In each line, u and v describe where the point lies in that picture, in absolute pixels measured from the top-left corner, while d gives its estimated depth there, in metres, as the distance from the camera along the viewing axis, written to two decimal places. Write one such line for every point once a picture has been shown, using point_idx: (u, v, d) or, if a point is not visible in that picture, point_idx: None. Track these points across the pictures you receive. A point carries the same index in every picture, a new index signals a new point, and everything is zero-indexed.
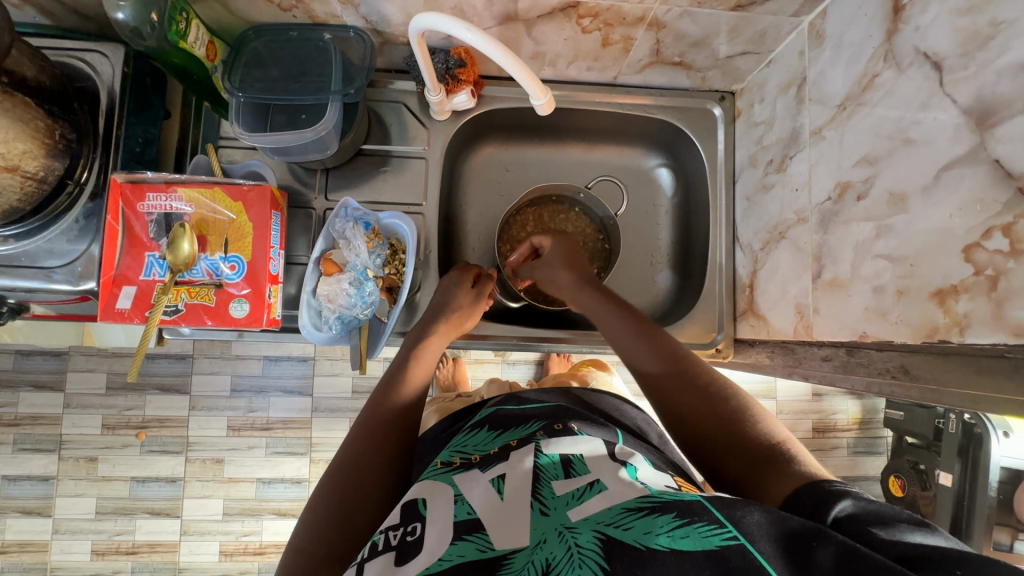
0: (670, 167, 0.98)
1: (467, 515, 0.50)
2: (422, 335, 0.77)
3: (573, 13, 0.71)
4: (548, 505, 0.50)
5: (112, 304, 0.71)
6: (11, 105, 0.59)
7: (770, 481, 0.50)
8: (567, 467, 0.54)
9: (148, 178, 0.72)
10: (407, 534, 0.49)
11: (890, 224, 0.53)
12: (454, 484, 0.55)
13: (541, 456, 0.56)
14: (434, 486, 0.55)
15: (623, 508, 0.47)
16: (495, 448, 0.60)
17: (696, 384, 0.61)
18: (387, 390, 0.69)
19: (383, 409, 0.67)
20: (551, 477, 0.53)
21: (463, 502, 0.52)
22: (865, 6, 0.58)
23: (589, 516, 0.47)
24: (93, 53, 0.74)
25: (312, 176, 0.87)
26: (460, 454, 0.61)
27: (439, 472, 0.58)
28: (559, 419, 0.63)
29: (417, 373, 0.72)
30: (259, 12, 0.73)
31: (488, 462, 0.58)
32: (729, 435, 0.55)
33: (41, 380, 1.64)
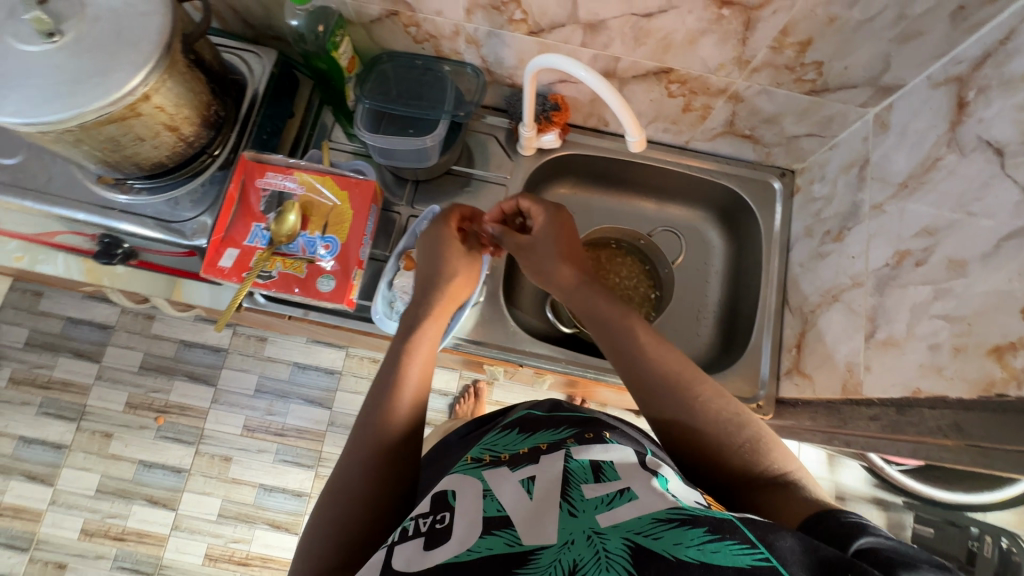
0: (725, 231, 1.05)
1: (494, 511, 0.50)
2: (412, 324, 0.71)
3: (665, 77, 0.81)
4: (577, 507, 0.49)
5: (216, 261, 0.79)
6: (190, 77, 0.70)
7: (781, 507, 0.52)
8: (597, 472, 0.52)
9: (272, 159, 0.83)
10: (436, 522, 0.51)
11: (948, 287, 0.58)
12: (483, 479, 0.56)
13: (571, 460, 0.54)
14: (462, 479, 0.57)
15: (653, 517, 0.45)
16: (523, 448, 0.60)
17: (702, 398, 0.61)
18: (381, 401, 0.63)
19: (377, 426, 0.61)
20: (581, 480, 0.52)
21: (491, 498, 0.52)
22: (931, 101, 0.67)
23: (618, 523, 0.46)
24: (252, 54, 0.87)
25: (400, 187, 0.96)
26: (491, 452, 0.62)
27: (469, 467, 0.59)
28: (592, 427, 0.61)
29: (414, 376, 0.65)
30: (395, 40, 0.86)
31: (516, 462, 0.57)
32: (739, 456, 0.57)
33: (81, 349, 1.70)
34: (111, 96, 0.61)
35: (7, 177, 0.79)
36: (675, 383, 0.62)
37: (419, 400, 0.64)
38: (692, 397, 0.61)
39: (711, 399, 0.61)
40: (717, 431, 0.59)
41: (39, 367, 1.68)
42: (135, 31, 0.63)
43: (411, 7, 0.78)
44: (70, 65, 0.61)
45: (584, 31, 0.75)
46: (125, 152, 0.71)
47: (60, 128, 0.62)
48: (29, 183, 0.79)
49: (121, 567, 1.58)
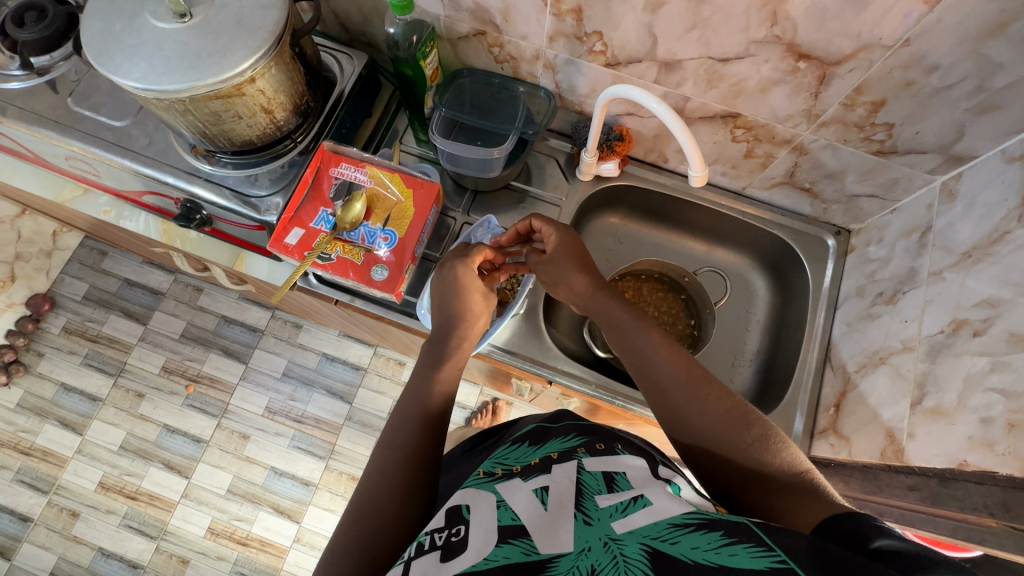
0: (771, 281, 1.04)
1: (509, 521, 0.52)
2: (451, 328, 0.78)
3: (732, 122, 0.83)
4: (592, 516, 0.51)
5: (282, 237, 0.83)
6: (291, 67, 0.77)
7: (799, 508, 0.53)
8: (610, 483, 0.55)
9: (348, 152, 0.88)
10: (452, 535, 0.52)
11: (1007, 360, 0.56)
12: (496, 491, 0.57)
13: (584, 471, 0.57)
14: (477, 493, 0.58)
15: (669, 523, 0.47)
16: (534, 459, 0.62)
17: (720, 406, 0.61)
18: (419, 390, 0.73)
19: (414, 412, 0.71)
20: (594, 492, 0.54)
21: (505, 509, 0.53)
22: (1003, 175, 0.66)
23: (634, 529, 0.48)
24: (344, 55, 0.95)
25: (459, 195, 1.01)
26: (502, 466, 0.63)
27: (481, 481, 0.60)
28: (601, 436, 0.63)
29: (449, 372, 0.75)
30: (477, 58, 0.92)
31: (528, 473, 0.59)
32: (754, 462, 0.58)
33: (132, 310, 1.80)
34: (224, 75, 0.67)
35: (112, 138, 0.87)
36: (692, 386, 0.63)
37: (452, 391, 0.75)
38: (708, 406, 0.61)
39: (728, 408, 0.61)
40: (731, 439, 0.59)
41: (91, 321, 1.78)
42: (254, 21, 0.70)
43: (498, 28, 0.83)
44: (193, 44, 0.68)
45: (659, 68, 0.78)
46: (222, 128, 0.77)
47: (174, 97, 0.69)
48: (128, 144, 0.87)
49: (127, 526, 1.61)
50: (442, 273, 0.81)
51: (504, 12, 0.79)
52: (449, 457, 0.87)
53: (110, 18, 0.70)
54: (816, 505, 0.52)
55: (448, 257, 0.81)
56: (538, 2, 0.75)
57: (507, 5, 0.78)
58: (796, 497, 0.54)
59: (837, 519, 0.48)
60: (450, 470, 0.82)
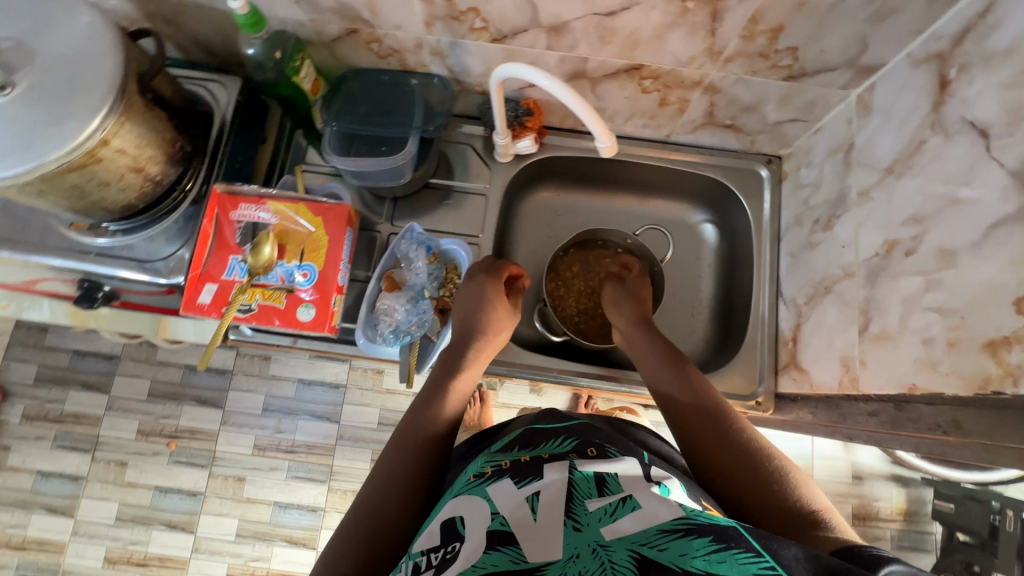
0: (715, 223, 1.02)
1: (498, 526, 0.49)
2: (468, 340, 0.77)
3: (637, 74, 0.78)
4: (581, 522, 0.49)
5: (194, 298, 0.78)
6: (151, 117, 0.70)
7: (810, 536, 0.50)
8: (601, 486, 0.52)
9: (244, 190, 0.81)
10: (446, 553, 0.49)
11: (939, 278, 0.55)
12: (488, 497, 0.53)
13: (575, 472, 0.54)
14: (468, 500, 0.54)
15: (658, 528, 0.46)
16: (524, 458, 0.60)
17: (739, 437, 0.62)
18: (432, 396, 0.70)
19: (424, 418, 0.67)
20: (584, 495, 0.51)
21: (496, 514, 0.51)
22: (912, 81, 0.63)
23: (623, 536, 0.46)
24: (214, 83, 0.86)
25: (380, 203, 0.95)
26: (492, 463, 0.60)
27: (472, 486, 0.57)
28: (592, 442, 0.61)
29: (463, 383, 0.73)
30: (359, 57, 0.84)
31: (520, 474, 0.56)
32: (772, 494, 0.55)
33: (91, 381, 1.71)
34: (67, 146, 0.60)
35: None
36: (715, 419, 0.65)
37: (462, 408, 0.71)
38: (729, 435, 0.62)
39: (748, 441, 0.61)
40: (747, 468, 0.58)
41: (50, 402, 1.69)
42: (88, 77, 0.62)
43: (369, 23, 0.76)
44: (27, 115, 0.61)
45: (547, 34, 0.72)
46: (92, 199, 0.70)
47: (21, 182, 0.61)
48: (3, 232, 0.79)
49: None
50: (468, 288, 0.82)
51: (369, 5, 0.72)
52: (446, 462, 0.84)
53: None
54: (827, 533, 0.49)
55: (480, 273, 0.84)
56: None
57: None
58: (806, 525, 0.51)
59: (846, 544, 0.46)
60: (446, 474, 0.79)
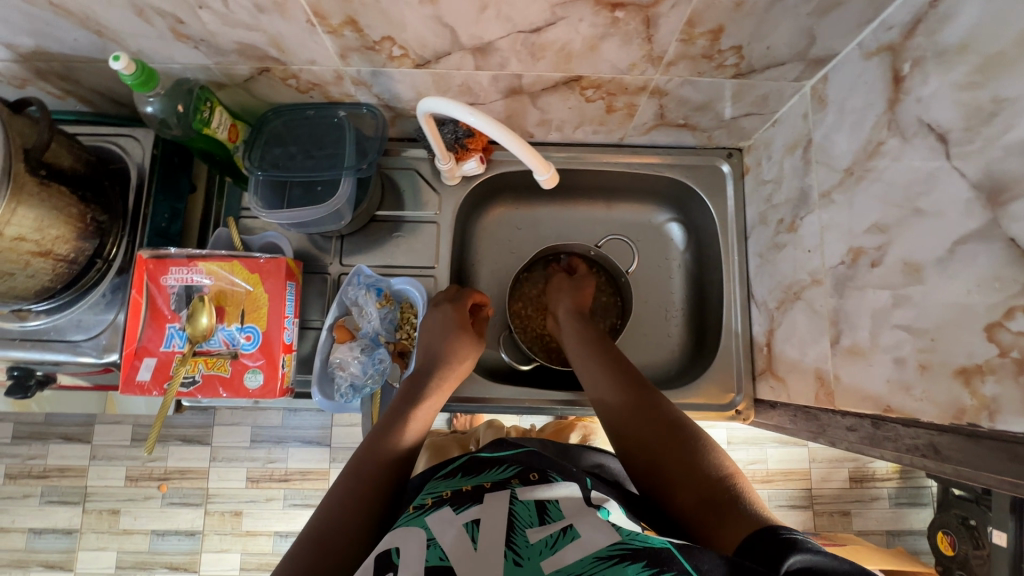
0: (680, 222, 0.98)
1: (437, 560, 0.44)
2: (430, 369, 0.74)
3: (577, 85, 0.73)
4: (522, 555, 0.44)
5: (133, 376, 0.73)
6: (50, 194, 0.64)
7: (718, 516, 0.49)
8: (543, 513, 0.48)
9: (172, 254, 0.75)
10: None
11: (907, 294, 0.52)
12: (427, 527, 0.48)
13: (516, 502, 0.49)
14: (406, 532, 0.49)
15: (595, 556, 0.43)
16: (466, 486, 0.54)
17: (655, 418, 0.63)
18: (392, 423, 0.66)
19: (384, 446, 0.63)
20: (525, 524, 0.47)
21: (435, 546, 0.46)
22: (865, 75, 0.59)
23: (562, 568, 0.42)
24: (125, 137, 0.80)
25: (327, 242, 0.90)
26: (431, 494, 0.54)
27: (410, 516, 0.51)
28: (536, 467, 0.55)
29: (424, 412, 0.69)
30: (278, 95, 0.77)
31: (460, 502, 0.51)
32: (683, 470, 0.56)
33: (70, 433, 1.65)
34: None
35: None
36: (641, 410, 0.65)
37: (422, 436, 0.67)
38: (643, 415, 0.64)
39: (664, 421, 0.62)
40: (662, 449, 0.59)
41: (32, 458, 1.64)
42: None
43: (280, 61, 0.69)
44: None
45: (473, 56, 0.66)
46: None
47: None
48: None
49: None
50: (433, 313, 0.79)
51: (274, 43, 0.65)
52: None
53: None
54: (738, 512, 0.49)
55: (441, 298, 0.80)
56: (302, 25, 0.61)
57: (272, 35, 0.64)
58: (719, 505, 0.51)
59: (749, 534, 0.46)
60: None
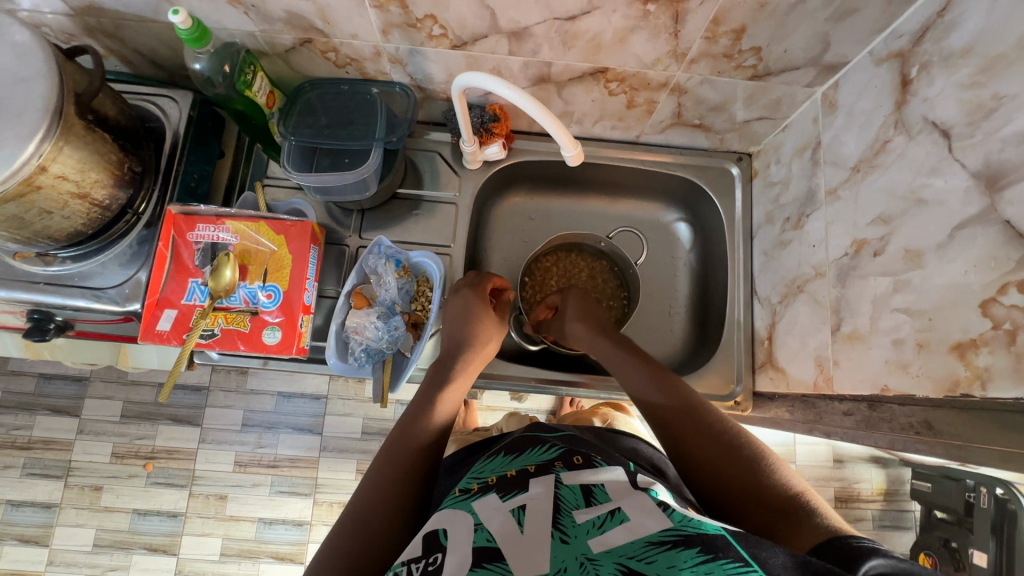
0: (689, 222, 1.02)
1: (484, 542, 0.47)
2: (453, 354, 0.77)
3: (602, 77, 0.77)
4: (569, 534, 0.47)
5: (153, 325, 0.75)
6: (93, 139, 0.66)
7: (795, 530, 0.49)
8: (589, 496, 0.51)
9: (200, 211, 0.77)
10: (428, 565, 0.47)
11: (907, 279, 0.55)
12: (473, 511, 0.52)
13: (561, 486, 0.53)
14: (453, 514, 0.52)
15: (646, 541, 0.45)
16: (510, 471, 0.57)
17: (707, 428, 0.61)
18: (420, 409, 0.68)
19: (413, 432, 0.65)
20: (571, 506, 0.50)
21: (482, 529, 0.49)
22: (875, 80, 0.63)
23: (611, 549, 0.45)
24: (163, 98, 0.82)
25: (347, 217, 0.92)
26: (477, 480, 0.58)
27: (457, 499, 0.55)
28: (579, 450, 0.59)
29: (452, 397, 0.72)
30: (316, 68, 0.81)
31: (506, 488, 0.54)
32: (748, 486, 0.54)
33: (59, 405, 1.61)
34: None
35: None
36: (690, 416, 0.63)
37: (452, 417, 0.70)
38: (694, 426, 0.62)
39: (719, 432, 0.60)
40: (722, 462, 0.57)
41: (16, 429, 1.60)
42: (18, 100, 0.58)
43: (323, 33, 0.73)
44: None
45: (508, 40, 0.70)
46: (32, 228, 0.66)
47: None
48: None
49: None
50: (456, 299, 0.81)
51: (321, 15, 0.69)
52: None
53: None
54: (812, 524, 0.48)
55: (463, 286, 0.83)
56: None
57: (320, 6, 0.67)
58: (791, 519, 0.50)
59: (828, 544, 0.45)
60: None
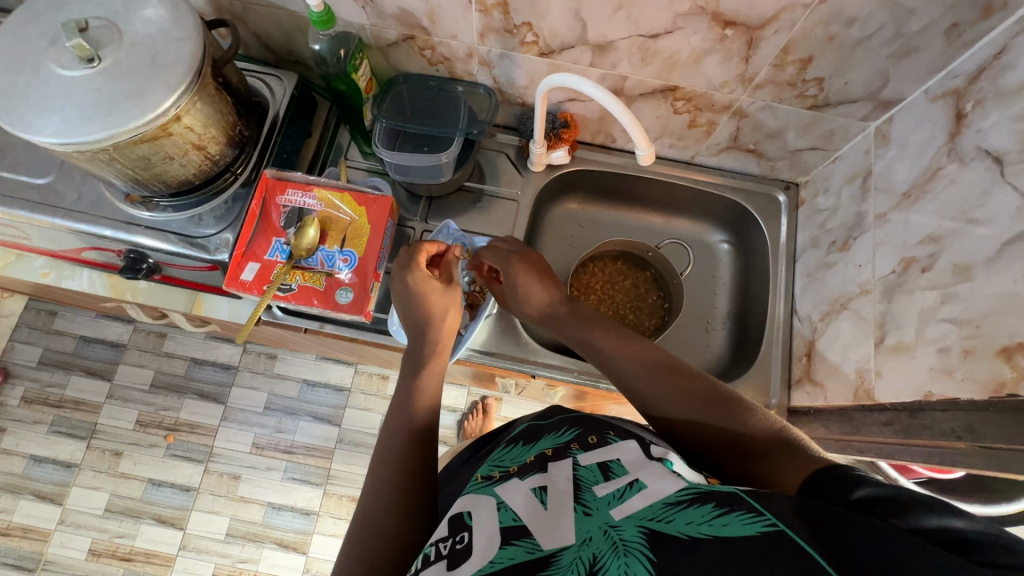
0: (732, 243, 1.07)
1: (511, 521, 0.51)
2: (422, 337, 0.75)
3: (671, 95, 0.84)
4: (591, 506, 0.50)
5: (237, 274, 0.81)
6: (218, 99, 0.74)
7: (784, 469, 0.51)
8: (606, 472, 0.54)
9: (293, 177, 0.85)
10: (456, 543, 0.51)
11: (955, 292, 0.59)
12: (495, 494, 0.56)
13: (579, 467, 0.56)
14: (477, 498, 0.57)
15: (663, 502, 0.47)
16: (530, 457, 0.62)
17: (679, 391, 0.61)
18: (401, 403, 0.68)
19: (399, 430, 0.66)
20: (591, 483, 0.53)
21: (506, 509, 0.53)
22: (930, 114, 0.69)
23: (632, 514, 0.47)
24: (272, 77, 0.91)
25: (415, 203, 0.99)
26: (500, 468, 0.63)
27: (480, 486, 0.60)
28: (596, 429, 0.62)
29: (431, 379, 0.71)
30: (411, 63, 0.89)
31: (524, 471, 0.59)
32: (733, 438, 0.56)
33: (93, 367, 1.65)
34: (144, 117, 0.64)
35: (39, 197, 0.82)
36: (658, 376, 0.63)
37: (435, 402, 0.70)
38: (667, 391, 0.62)
39: (691, 391, 0.61)
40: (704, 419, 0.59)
41: (50, 386, 1.63)
42: (170, 56, 0.67)
43: (427, 31, 0.81)
44: (110, 87, 0.65)
45: (592, 52, 0.78)
46: (154, 171, 0.73)
47: (97, 148, 0.65)
48: (58, 201, 0.83)
49: None
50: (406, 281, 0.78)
51: (430, 14, 0.78)
52: (449, 469, 0.84)
53: (11, 73, 0.66)
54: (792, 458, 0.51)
55: (397, 269, 0.79)
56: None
57: (431, 6, 0.76)
58: (773, 455, 0.53)
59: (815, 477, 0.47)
60: (450, 481, 0.77)
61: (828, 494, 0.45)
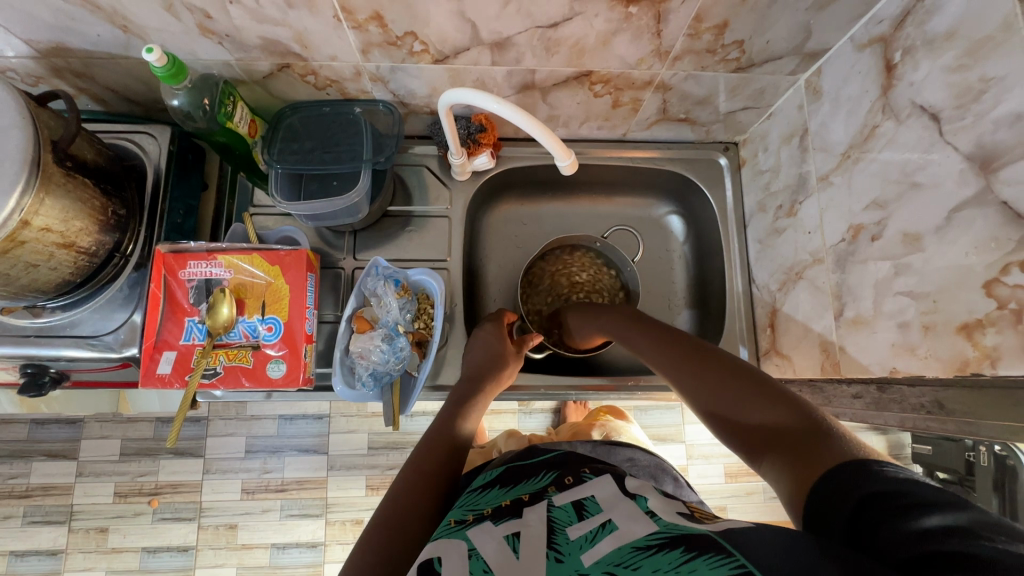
0: (680, 214, 1.02)
1: (482, 573, 0.43)
2: (476, 378, 0.77)
3: (587, 80, 0.77)
4: (563, 552, 0.44)
5: (153, 369, 0.73)
6: (74, 186, 0.64)
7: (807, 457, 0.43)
8: (580, 511, 0.49)
9: (190, 247, 0.75)
10: None
11: (908, 263, 0.56)
12: (466, 537, 0.48)
13: (553, 508, 0.50)
14: (447, 542, 0.48)
15: (632, 546, 0.42)
16: (505, 501, 0.55)
17: (718, 377, 0.55)
18: (445, 423, 0.68)
19: (437, 444, 0.65)
20: (564, 524, 0.47)
21: (477, 557, 0.45)
22: (858, 65, 0.64)
23: (601, 559, 0.42)
24: (142, 134, 0.80)
25: (340, 239, 0.91)
26: (473, 511, 0.54)
27: (452, 529, 0.51)
28: (572, 468, 0.58)
29: (476, 415, 0.72)
30: (296, 92, 0.79)
31: (500, 515, 0.52)
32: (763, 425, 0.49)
33: (55, 449, 1.41)
34: None
35: None
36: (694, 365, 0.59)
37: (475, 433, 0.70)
38: (706, 378, 0.56)
39: (732, 376, 0.54)
40: (737, 407, 0.52)
41: (13, 478, 1.40)
42: None
43: (302, 57, 0.71)
44: None
45: (490, 51, 0.70)
46: (20, 283, 0.64)
47: None
48: None
49: None
50: (482, 335, 0.83)
51: (299, 39, 0.67)
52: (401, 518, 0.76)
53: None
54: (810, 447, 0.43)
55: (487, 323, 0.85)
56: (328, 21, 0.63)
57: (297, 31, 0.66)
58: (801, 442, 0.44)
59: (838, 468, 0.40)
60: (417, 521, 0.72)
61: (836, 496, 0.39)
